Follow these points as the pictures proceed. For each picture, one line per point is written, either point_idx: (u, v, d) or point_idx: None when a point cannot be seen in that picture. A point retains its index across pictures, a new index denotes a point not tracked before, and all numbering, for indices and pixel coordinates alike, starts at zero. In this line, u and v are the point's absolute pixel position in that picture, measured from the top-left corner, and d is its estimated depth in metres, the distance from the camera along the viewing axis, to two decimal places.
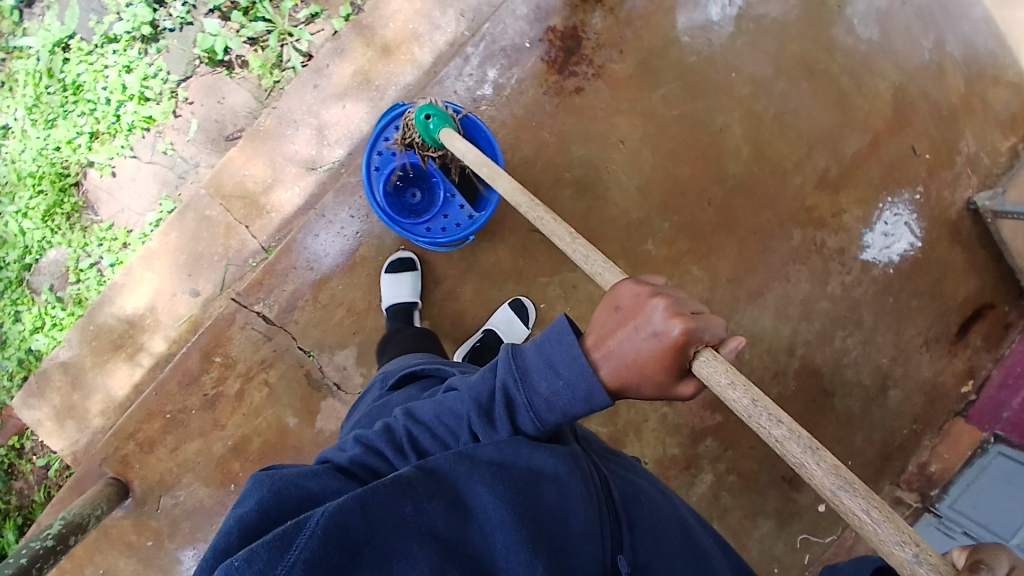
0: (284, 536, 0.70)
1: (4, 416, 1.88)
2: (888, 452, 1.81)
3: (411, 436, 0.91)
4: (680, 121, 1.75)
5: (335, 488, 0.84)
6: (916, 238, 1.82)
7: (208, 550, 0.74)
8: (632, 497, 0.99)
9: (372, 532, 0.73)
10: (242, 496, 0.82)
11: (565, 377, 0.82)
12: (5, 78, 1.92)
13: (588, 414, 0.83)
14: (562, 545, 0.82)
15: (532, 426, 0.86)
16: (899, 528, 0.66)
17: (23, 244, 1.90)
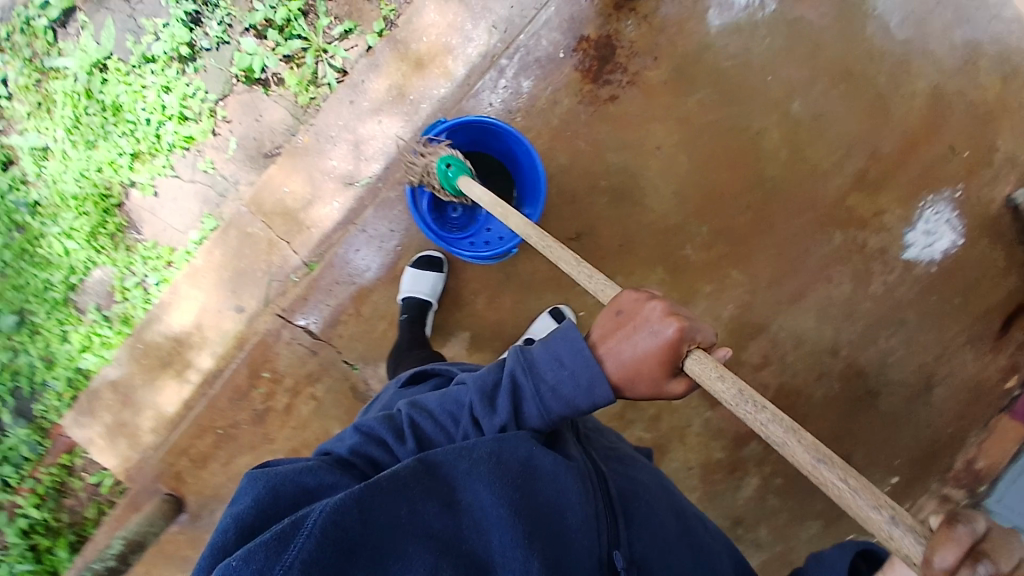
0: (282, 536, 0.72)
1: (56, 435, 1.91)
2: (931, 450, 1.80)
3: (414, 426, 0.99)
4: (717, 126, 1.75)
5: (330, 483, 0.88)
6: (957, 236, 1.80)
7: (206, 548, 0.77)
8: (628, 494, 1.05)
9: (369, 532, 0.77)
10: (239, 492, 0.84)
11: (569, 368, 0.94)
12: (42, 99, 1.95)
13: (590, 406, 0.94)
14: (556, 540, 0.88)
15: (536, 415, 0.96)
16: (876, 497, 0.71)
17: (69, 265, 1.94)
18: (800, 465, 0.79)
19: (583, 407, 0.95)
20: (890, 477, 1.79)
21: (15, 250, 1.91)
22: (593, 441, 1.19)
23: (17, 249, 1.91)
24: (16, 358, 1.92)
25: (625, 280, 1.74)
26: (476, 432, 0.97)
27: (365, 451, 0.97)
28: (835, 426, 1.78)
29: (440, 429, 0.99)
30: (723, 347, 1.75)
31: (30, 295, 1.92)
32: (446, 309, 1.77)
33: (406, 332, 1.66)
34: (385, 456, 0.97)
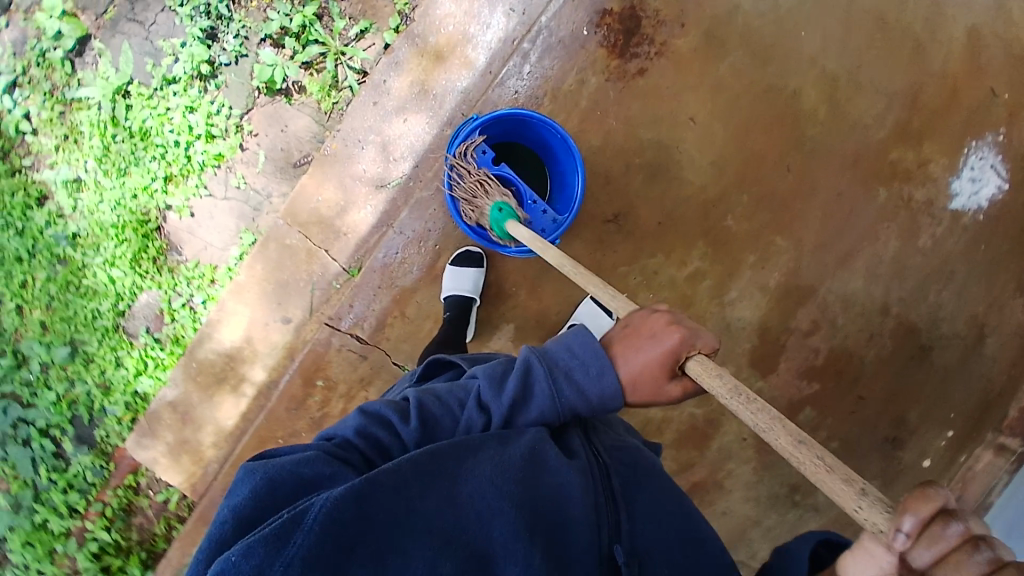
0: (281, 533, 0.75)
1: (118, 458, 1.97)
2: (987, 401, 1.76)
3: (422, 410, 0.98)
4: (750, 91, 1.72)
5: (328, 474, 0.87)
6: (1004, 180, 1.75)
7: (206, 537, 0.80)
8: (633, 485, 1.04)
9: (367, 528, 0.79)
10: (236, 484, 0.86)
11: (581, 356, 1.02)
12: (69, 131, 1.97)
13: (599, 390, 1.00)
14: (554, 533, 0.89)
15: (546, 399, 0.99)
16: (849, 477, 0.76)
17: (115, 292, 1.97)
18: (783, 449, 0.85)
19: (592, 393, 1.00)
20: (947, 431, 1.76)
21: (60, 283, 1.95)
22: (601, 432, 1.14)
23: (62, 282, 1.95)
24: (73, 388, 1.97)
25: (667, 258, 1.73)
26: (483, 417, 0.99)
27: (369, 435, 0.96)
28: (890, 385, 1.75)
29: (447, 412, 1.00)
30: (772, 316, 1.74)
31: (80, 325, 1.97)
32: (489, 303, 1.77)
33: (447, 330, 1.66)
34: (389, 441, 0.97)
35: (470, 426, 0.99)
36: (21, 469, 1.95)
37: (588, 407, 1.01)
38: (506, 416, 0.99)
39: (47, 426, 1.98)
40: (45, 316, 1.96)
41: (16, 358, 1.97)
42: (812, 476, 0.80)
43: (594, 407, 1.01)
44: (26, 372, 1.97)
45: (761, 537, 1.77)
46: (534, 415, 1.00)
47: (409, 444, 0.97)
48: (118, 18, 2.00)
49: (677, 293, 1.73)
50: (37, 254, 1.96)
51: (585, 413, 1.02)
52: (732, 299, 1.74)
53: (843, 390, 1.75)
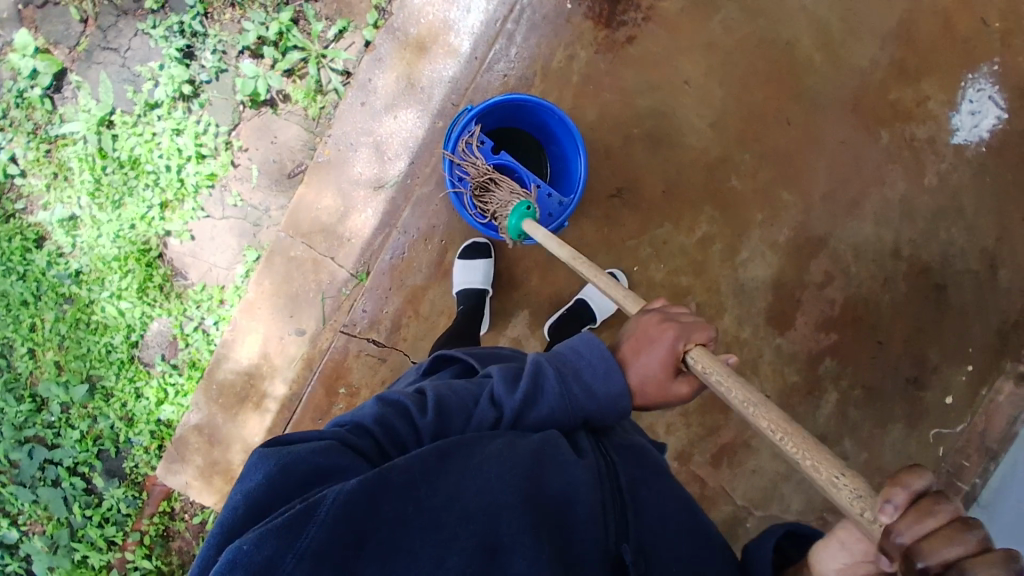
0: (293, 524, 0.70)
1: (150, 486, 1.97)
2: (1006, 333, 1.75)
3: (438, 402, 0.91)
4: (742, 47, 1.72)
5: (341, 466, 0.79)
6: (1003, 109, 1.73)
7: (217, 523, 0.75)
8: (641, 476, 0.96)
9: (374, 525, 0.74)
10: (247, 469, 0.79)
11: (589, 357, 1.00)
12: (57, 168, 1.94)
13: (607, 391, 0.98)
14: (563, 529, 0.83)
15: (557, 397, 0.95)
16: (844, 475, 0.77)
17: (126, 324, 1.96)
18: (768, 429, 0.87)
19: (603, 395, 0.98)
20: (967, 366, 1.75)
21: (69, 321, 1.94)
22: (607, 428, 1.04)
23: (71, 320, 1.94)
24: (96, 424, 1.97)
25: (675, 226, 1.73)
26: (495, 414, 0.93)
27: (385, 425, 0.88)
28: (908, 326, 1.75)
29: (461, 405, 0.93)
30: (785, 272, 1.74)
31: (95, 361, 1.96)
32: (502, 292, 1.76)
33: (461, 324, 1.63)
34: (404, 431, 0.89)
35: (479, 425, 0.93)
36: (54, 509, 1.95)
37: (597, 408, 0.98)
38: (517, 414, 0.93)
39: (75, 464, 1.98)
40: (58, 356, 1.94)
41: (35, 402, 1.97)
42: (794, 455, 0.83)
43: (602, 409, 0.98)
44: (47, 413, 1.97)
45: (792, 491, 1.76)
46: (544, 415, 0.95)
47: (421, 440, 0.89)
48: (92, 49, 1.97)
49: (688, 260, 1.73)
50: (42, 296, 1.94)
51: (594, 415, 0.98)
52: (744, 260, 1.73)
53: (860, 337, 1.75)
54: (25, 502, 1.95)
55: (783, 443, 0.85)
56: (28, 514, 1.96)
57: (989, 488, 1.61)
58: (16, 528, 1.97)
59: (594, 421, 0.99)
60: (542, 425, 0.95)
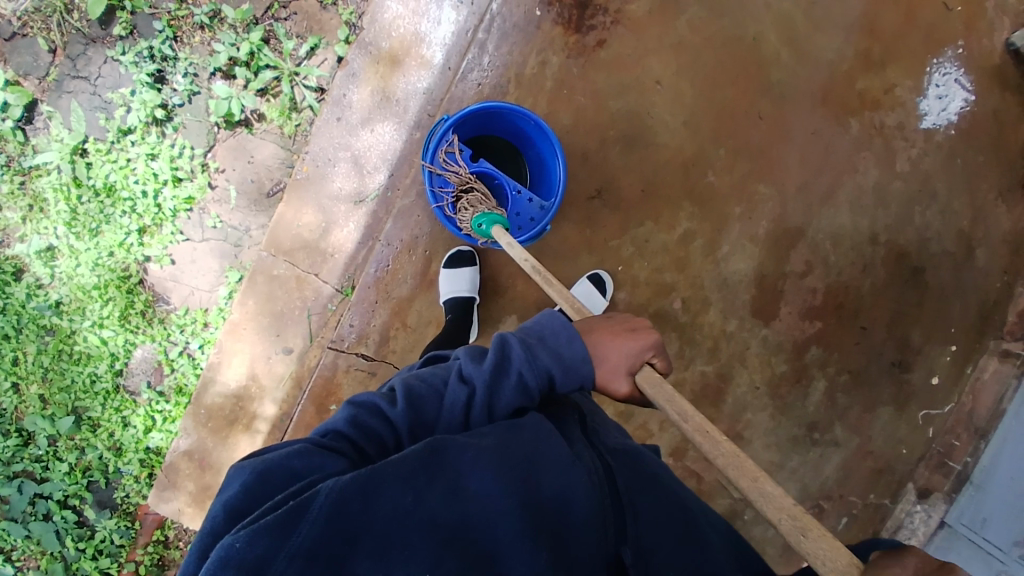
0: (286, 521, 0.69)
1: (142, 515, 1.95)
2: (985, 311, 1.79)
3: (407, 391, 0.94)
4: (711, 44, 1.75)
5: (317, 465, 0.79)
6: (968, 93, 1.77)
7: (200, 531, 0.74)
8: (638, 483, 0.96)
9: (370, 521, 0.72)
10: (226, 482, 0.79)
11: (549, 326, 1.04)
12: (32, 200, 1.92)
13: (571, 352, 1.01)
14: (562, 533, 0.81)
15: (523, 361, 0.97)
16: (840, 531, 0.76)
17: (110, 352, 1.93)
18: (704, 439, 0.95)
19: (567, 355, 1.00)
20: (950, 346, 1.78)
21: (51, 353, 1.90)
22: (602, 433, 1.06)
23: (53, 352, 1.90)
24: (85, 455, 1.94)
25: (656, 224, 1.75)
26: (465, 390, 0.95)
27: (357, 422, 0.89)
28: (890, 310, 1.78)
29: (430, 390, 0.95)
30: (767, 263, 1.76)
31: (80, 392, 1.92)
32: (488, 299, 1.76)
33: (449, 333, 1.63)
34: (377, 425, 0.90)
35: (451, 405, 0.94)
36: (46, 544, 1.90)
37: (564, 370, 0.99)
38: (485, 383, 0.95)
39: (65, 497, 1.94)
40: (42, 389, 1.91)
41: (21, 437, 1.93)
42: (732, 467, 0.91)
43: (570, 371, 1.00)
44: (34, 448, 1.93)
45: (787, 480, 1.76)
46: (513, 381, 0.96)
47: (396, 427, 0.90)
48: (62, 78, 1.96)
49: (671, 257, 1.75)
50: (23, 328, 1.90)
51: (563, 380, 0.99)
52: (725, 254, 1.75)
53: (844, 323, 1.78)
54: (17, 538, 1.90)
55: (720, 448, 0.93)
56: (21, 550, 1.92)
57: (980, 466, 1.65)
58: (10, 565, 1.93)
59: (566, 385, 1.00)
60: (513, 393, 0.96)
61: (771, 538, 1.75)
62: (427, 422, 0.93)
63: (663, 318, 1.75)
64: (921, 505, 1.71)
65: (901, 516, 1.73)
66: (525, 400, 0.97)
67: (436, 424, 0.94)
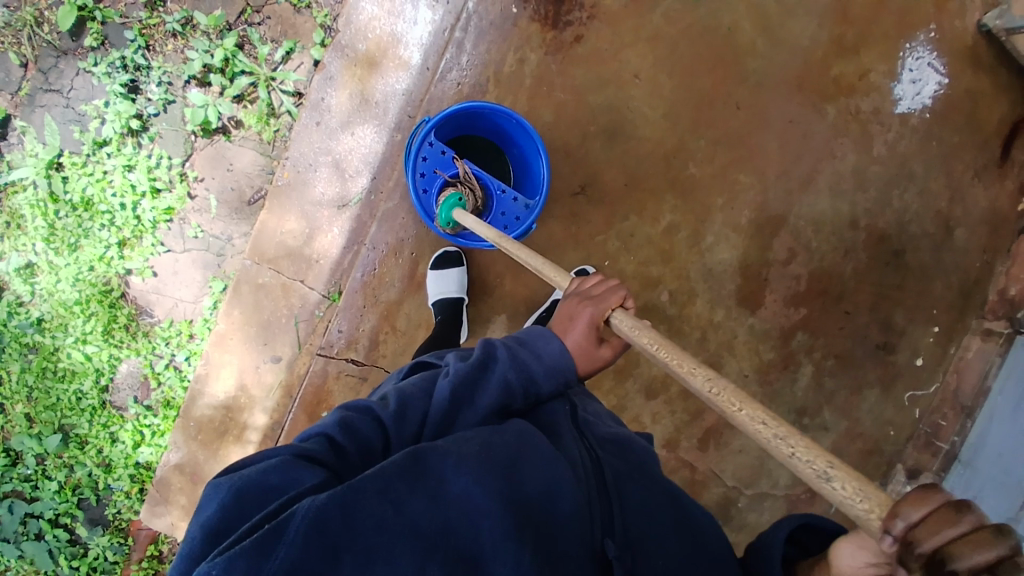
0: (263, 543, 0.68)
1: (135, 531, 1.92)
2: (966, 290, 1.82)
3: (398, 394, 0.97)
4: (687, 36, 1.76)
5: (298, 478, 0.78)
6: (943, 75, 1.80)
7: (179, 556, 0.73)
8: (624, 474, 0.97)
9: (353, 535, 0.71)
10: (203, 500, 0.78)
11: (531, 333, 1.09)
12: (8, 216, 1.88)
13: (553, 351, 1.05)
14: (548, 530, 0.81)
15: (506, 361, 1.02)
16: (814, 449, 0.73)
17: (95, 368, 1.90)
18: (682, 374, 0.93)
19: (548, 355, 1.04)
20: (933, 327, 1.81)
21: (35, 371, 1.87)
22: (593, 424, 1.08)
23: (37, 370, 1.87)
24: (74, 473, 1.91)
25: (640, 218, 1.76)
26: (450, 385, 0.98)
27: (348, 426, 0.89)
28: (873, 293, 1.81)
29: (418, 390, 0.98)
30: (750, 251, 1.78)
31: (66, 410, 1.89)
32: (476, 299, 1.75)
33: (438, 335, 1.62)
34: (368, 428, 0.91)
35: (439, 401, 0.96)
36: (39, 564, 1.88)
37: (545, 368, 1.03)
38: (469, 378, 0.99)
39: (56, 516, 1.91)
40: (28, 408, 1.88)
41: (9, 457, 1.90)
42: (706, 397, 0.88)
43: (551, 368, 1.04)
44: (23, 467, 1.90)
45: (779, 466, 1.80)
46: (497, 380, 1.00)
47: (386, 427, 0.92)
48: (34, 91, 1.92)
49: (656, 249, 1.76)
50: (5, 348, 1.87)
51: (544, 379, 1.03)
52: (710, 245, 1.77)
53: (829, 308, 1.80)
54: (11, 559, 1.87)
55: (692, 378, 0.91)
56: (15, 571, 1.90)
57: (968, 444, 1.68)
58: None
59: (549, 384, 1.04)
60: (496, 390, 0.99)
61: (765, 523, 1.77)
62: (414, 425, 0.95)
63: (651, 310, 1.77)
64: (910, 485, 1.75)
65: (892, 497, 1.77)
66: (508, 399, 0.99)
67: (422, 426, 0.95)
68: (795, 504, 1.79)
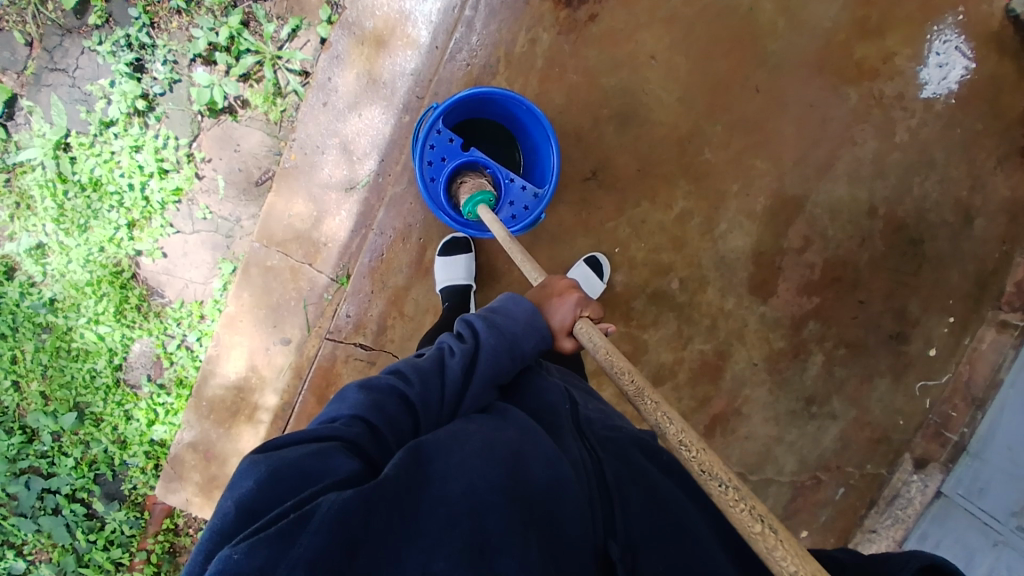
0: (287, 530, 0.67)
1: (150, 505, 1.97)
2: (983, 280, 1.78)
3: (413, 372, 0.99)
4: (704, 16, 1.70)
5: (333, 465, 0.77)
6: (970, 59, 1.73)
7: (207, 533, 0.72)
8: (625, 477, 0.98)
9: (368, 527, 0.70)
10: (236, 478, 0.77)
11: (502, 305, 1.17)
12: (19, 198, 1.88)
13: (530, 314, 1.14)
14: (552, 527, 0.82)
15: (492, 329, 1.09)
16: (721, 463, 0.88)
17: (107, 348, 1.93)
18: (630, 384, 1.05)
19: (521, 314, 1.14)
20: (947, 317, 1.78)
21: (49, 351, 1.90)
22: (595, 423, 1.11)
23: (51, 349, 1.90)
24: (90, 449, 1.95)
25: (652, 204, 1.72)
26: (456, 358, 1.03)
27: (378, 406, 0.91)
28: (888, 282, 1.77)
29: (429, 368, 1.01)
30: (764, 239, 1.75)
31: (80, 388, 1.93)
32: (485, 285, 1.73)
33: (447, 322, 1.60)
34: (392, 406, 0.92)
35: (452, 377, 1.00)
36: (57, 536, 1.94)
37: (523, 327, 1.12)
38: (468, 354, 1.04)
39: (73, 490, 1.97)
40: (43, 386, 1.91)
41: (25, 434, 1.95)
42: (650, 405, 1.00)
43: (528, 327, 1.12)
44: (39, 444, 1.95)
45: (785, 453, 1.80)
46: (489, 352, 1.06)
47: (413, 404, 0.95)
48: (40, 71, 1.90)
49: (668, 237, 1.74)
50: (19, 328, 1.90)
51: (525, 340, 1.11)
52: (723, 232, 1.74)
53: (842, 297, 1.77)
54: (28, 531, 1.93)
55: (638, 394, 1.03)
56: (33, 543, 1.95)
57: (977, 436, 1.66)
58: (23, 558, 1.96)
59: (530, 342, 1.12)
60: (495, 358, 1.06)
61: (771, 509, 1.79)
62: (436, 402, 0.98)
63: (661, 298, 1.75)
64: (917, 475, 1.75)
65: (898, 485, 1.77)
66: (501, 365, 1.06)
67: (441, 404, 0.98)
68: (800, 490, 1.81)
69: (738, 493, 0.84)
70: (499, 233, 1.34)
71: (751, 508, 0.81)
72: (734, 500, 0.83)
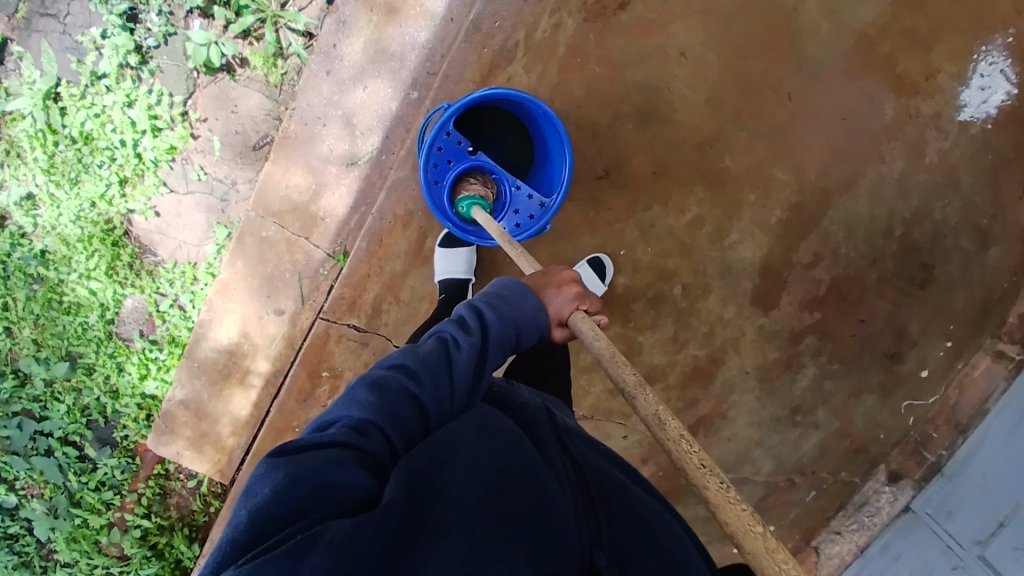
0: (297, 548, 0.63)
1: (142, 452, 2.01)
2: (988, 308, 1.75)
3: (423, 368, 0.93)
4: (742, 13, 1.59)
5: (350, 478, 0.73)
6: (1013, 84, 1.63)
7: (218, 542, 0.66)
8: (607, 490, 0.97)
9: (364, 540, 0.66)
10: (251, 480, 0.70)
11: (504, 291, 1.13)
12: (8, 145, 1.81)
13: (532, 303, 1.12)
14: (541, 541, 0.80)
15: (500, 321, 1.05)
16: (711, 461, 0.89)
17: (100, 303, 1.90)
18: (624, 378, 1.05)
19: (526, 308, 1.11)
20: (946, 342, 1.76)
21: (41, 301, 1.87)
22: (572, 435, 1.12)
23: (43, 300, 1.87)
24: (82, 397, 1.97)
25: (664, 208, 1.66)
26: (465, 353, 0.98)
27: (389, 410, 0.86)
28: (891, 303, 1.75)
29: (440, 363, 0.95)
30: (774, 252, 1.70)
31: (73, 339, 1.91)
32: (484, 275, 1.69)
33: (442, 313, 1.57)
34: (406, 409, 0.87)
35: (463, 374, 0.96)
36: (50, 475, 1.98)
37: (526, 320, 1.10)
38: (477, 348, 1.00)
39: (65, 434, 1.99)
40: (35, 333, 1.90)
41: (18, 378, 1.96)
42: (643, 400, 1.00)
43: (529, 321, 1.11)
44: (31, 388, 1.96)
45: (765, 457, 1.83)
46: (495, 345, 1.04)
47: (426, 404, 0.90)
48: (31, 15, 1.80)
49: (676, 242, 1.69)
50: (10, 276, 1.86)
51: (524, 331, 1.10)
52: (733, 242, 1.69)
53: (845, 315, 1.75)
54: (20, 470, 1.97)
55: (634, 390, 1.02)
56: (25, 479, 1.99)
57: (955, 459, 1.69)
58: (15, 493, 2.00)
59: (529, 337, 1.11)
60: (499, 353, 1.05)
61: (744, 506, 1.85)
62: (448, 401, 0.94)
63: (661, 302, 1.72)
64: (889, 487, 1.78)
65: (869, 493, 1.80)
66: (502, 357, 1.06)
67: (453, 402, 0.95)
68: (774, 491, 1.85)
69: (733, 491, 0.84)
70: (496, 234, 1.30)
71: (745, 507, 0.82)
72: (730, 495, 0.83)
